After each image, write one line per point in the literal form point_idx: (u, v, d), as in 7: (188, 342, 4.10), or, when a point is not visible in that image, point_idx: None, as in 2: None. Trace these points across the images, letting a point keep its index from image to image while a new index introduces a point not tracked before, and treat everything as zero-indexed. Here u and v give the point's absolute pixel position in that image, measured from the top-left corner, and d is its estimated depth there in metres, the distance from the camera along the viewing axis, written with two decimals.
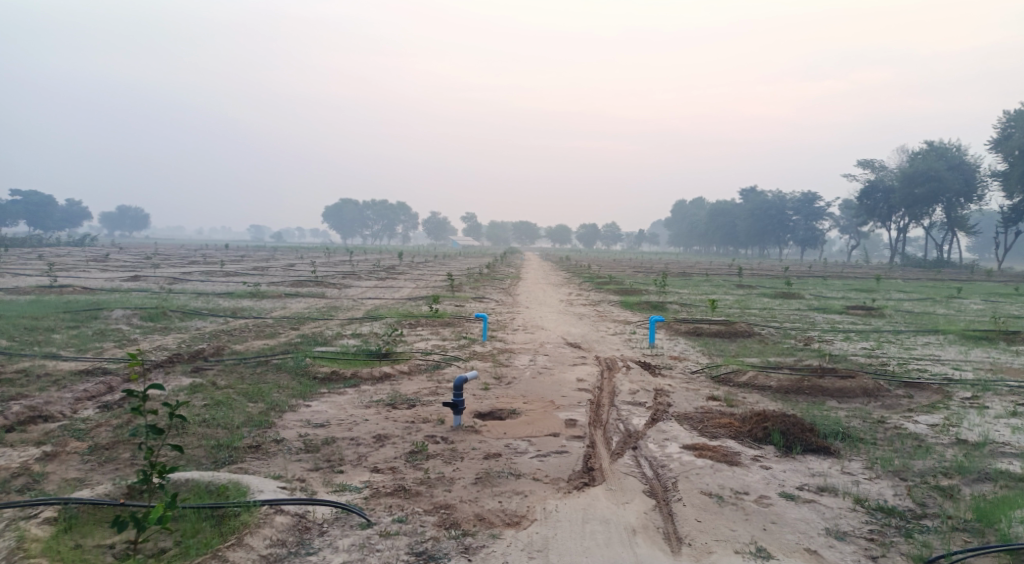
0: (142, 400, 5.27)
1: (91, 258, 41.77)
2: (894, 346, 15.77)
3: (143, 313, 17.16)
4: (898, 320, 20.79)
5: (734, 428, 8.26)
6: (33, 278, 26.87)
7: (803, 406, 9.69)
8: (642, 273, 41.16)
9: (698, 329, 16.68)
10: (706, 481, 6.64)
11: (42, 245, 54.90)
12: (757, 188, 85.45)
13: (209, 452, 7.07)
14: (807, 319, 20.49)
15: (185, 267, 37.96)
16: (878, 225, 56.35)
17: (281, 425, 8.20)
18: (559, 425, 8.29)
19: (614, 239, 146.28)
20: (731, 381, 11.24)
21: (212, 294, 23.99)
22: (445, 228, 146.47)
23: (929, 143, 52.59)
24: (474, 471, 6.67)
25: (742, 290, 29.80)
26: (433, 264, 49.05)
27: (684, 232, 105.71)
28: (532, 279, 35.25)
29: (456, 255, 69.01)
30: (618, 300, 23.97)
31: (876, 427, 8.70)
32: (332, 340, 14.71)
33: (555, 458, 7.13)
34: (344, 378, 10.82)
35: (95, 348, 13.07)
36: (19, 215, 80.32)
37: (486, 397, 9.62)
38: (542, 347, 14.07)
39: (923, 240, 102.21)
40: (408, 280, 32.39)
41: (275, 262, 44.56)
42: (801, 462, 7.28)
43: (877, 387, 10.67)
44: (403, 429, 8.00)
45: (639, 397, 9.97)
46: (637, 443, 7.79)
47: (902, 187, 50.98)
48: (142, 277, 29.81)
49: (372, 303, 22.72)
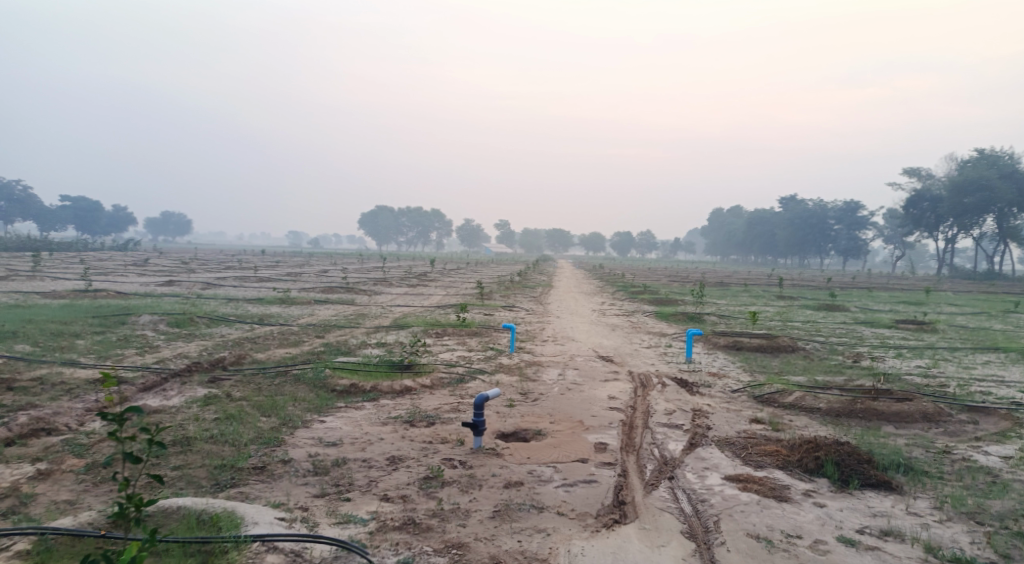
0: (118, 423, 4.75)
1: (131, 263, 42.46)
2: (951, 365, 14.66)
3: (170, 319, 16.99)
4: (952, 336, 19.55)
5: (781, 457, 7.49)
6: (72, 282, 27.25)
7: (857, 433, 8.84)
8: (677, 282, 40.14)
9: (738, 343, 15.79)
10: (752, 521, 5.91)
11: (87, 250, 56.32)
12: (796, 196, 83.35)
13: (210, 473, 6.62)
14: (855, 334, 19.39)
15: (220, 272, 38.35)
16: (925, 235, 54.15)
17: (291, 443, 7.71)
18: (587, 450, 7.64)
19: (650, 248, 144.48)
20: (776, 403, 10.40)
21: (242, 299, 23.90)
22: (478, 236, 146.71)
23: (982, 149, 50.48)
24: (492, 502, 6.06)
25: (783, 302, 28.62)
26: (466, 271, 48.80)
27: (722, 242, 103.90)
28: (565, 287, 34.69)
29: (490, 263, 68.65)
30: (653, 311, 23.13)
31: (940, 459, 7.81)
32: (355, 349, 14.29)
33: (583, 489, 6.46)
34: (362, 392, 10.32)
35: (115, 355, 12.83)
36: (67, 220, 82.67)
37: (509, 415, 9.02)
38: (572, 360, 13.41)
39: (972, 250, 98.64)
40: (438, 288, 32.07)
41: (308, 268, 44.60)
42: (859, 500, 6.48)
43: (937, 412, 9.74)
44: (419, 451, 7.43)
45: (675, 418, 9.25)
46: (673, 472, 7.08)
47: (949, 197, 48.91)
48: (176, 282, 30.02)
49: (401, 310, 22.33)
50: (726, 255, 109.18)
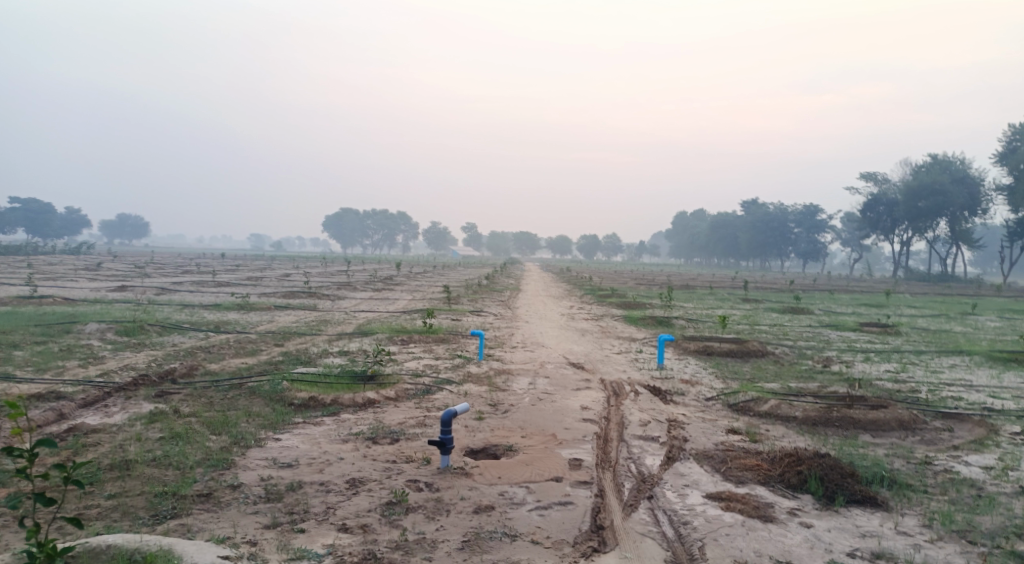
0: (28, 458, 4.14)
1: (82, 267, 40.67)
2: (919, 369, 14.66)
3: (119, 327, 16.06)
4: (916, 338, 19.74)
5: (763, 472, 7.19)
6: (16, 288, 25.85)
7: (836, 443, 8.62)
8: (645, 285, 40.22)
9: (708, 348, 15.58)
10: (738, 547, 5.58)
11: (38, 254, 53.96)
12: (758, 200, 84.59)
13: (149, 503, 6.00)
14: (822, 337, 19.39)
15: (176, 276, 37.03)
16: (881, 238, 55.35)
17: (242, 465, 7.10)
18: (561, 466, 7.23)
19: (615, 250, 145.60)
20: (751, 411, 10.15)
21: (198, 305, 22.90)
22: (444, 237, 145.92)
23: (935, 154, 51.72)
24: (461, 531, 5.61)
25: (748, 305, 28.70)
26: (432, 274, 48.03)
27: (686, 245, 104.95)
28: (533, 290, 34.36)
29: (456, 266, 67.81)
30: (621, 314, 22.86)
31: (922, 470, 7.60)
32: (316, 358, 13.64)
33: (558, 512, 6.05)
34: (322, 405, 9.75)
35: (56, 367, 11.97)
36: (17, 224, 79.30)
37: (478, 430, 8.55)
38: (542, 368, 13.01)
39: (926, 253, 101.59)
40: (404, 292, 31.37)
41: (269, 272, 43.39)
42: (846, 519, 6.20)
43: (913, 419, 9.58)
44: (381, 472, 6.92)
45: (651, 429, 8.89)
46: (652, 491, 6.71)
47: (905, 201, 50.04)
48: (129, 287, 28.76)
49: (365, 316, 21.70)
50: (689, 258, 110.38)
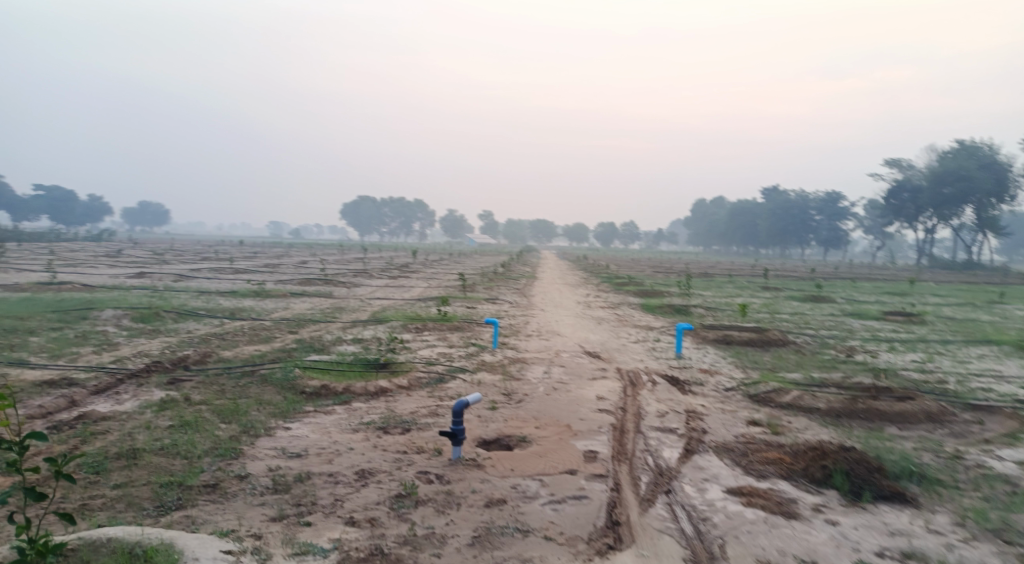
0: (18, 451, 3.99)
1: (103, 254, 41.03)
2: (946, 359, 14.21)
3: (134, 314, 16.08)
4: (942, 328, 19.20)
5: (785, 466, 6.93)
6: (37, 274, 26.05)
7: (861, 436, 8.32)
8: (662, 273, 39.73)
9: (728, 338, 15.24)
10: (761, 545, 5.35)
11: (61, 241, 54.53)
12: (778, 188, 83.36)
13: (154, 493, 5.88)
14: (844, 326, 18.93)
15: (195, 263, 37.26)
16: (905, 225, 54.21)
17: (250, 455, 6.97)
18: (576, 459, 7.01)
19: (632, 239, 144.58)
20: (773, 402, 9.84)
21: (214, 292, 22.93)
22: (461, 225, 145.88)
23: (962, 140, 50.51)
24: (471, 526, 5.43)
25: (768, 293, 28.19)
26: (448, 262, 47.92)
27: (704, 233, 103.94)
28: (549, 278, 34.09)
29: (472, 254, 67.46)
30: (638, 303, 22.53)
31: (953, 465, 7.29)
32: (329, 346, 13.54)
33: (572, 507, 5.84)
34: (334, 394, 9.62)
35: (70, 354, 11.97)
36: (42, 211, 80.26)
37: (491, 420, 8.36)
38: (558, 357, 12.77)
39: (950, 242, 99.76)
40: (420, 280, 31.23)
41: (286, 260, 43.61)
42: (874, 517, 5.93)
43: (941, 411, 9.23)
44: (392, 463, 6.75)
45: (668, 420, 8.65)
46: (670, 485, 6.48)
47: (929, 187, 48.91)
48: (147, 274, 28.89)
49: (380, 303, 21.60)
50: (707, 246, 109.24)
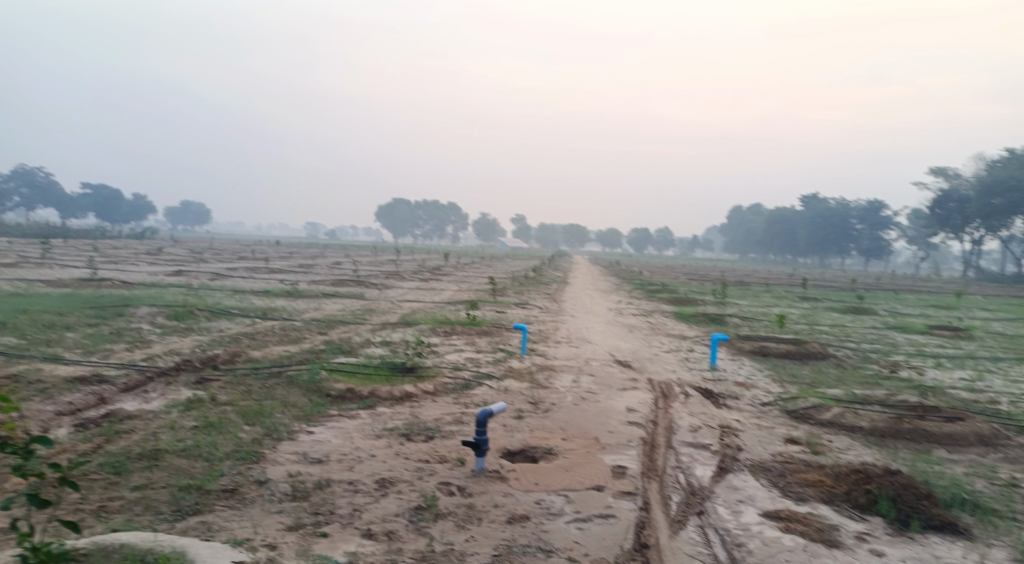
0: (21, 455, 3.91)
1: (145, 252, 41.95)
2: (998, 378, 13.49)
3: (169, 312, 16.25)
4: (992, 344, 18.33)
5: (826, 489, 6.55)
6: (79, 270, 26.66)
7: (907, 458, 7.86)
8: (697, 281, 39.01)
9: (765, 349, 14.74)
10: None
11: (106, 238, 55.99)
12: (818, 196, 81.42)
13: (172, 497, 5.79)
14: (888, 340, 18.20)
15: (231, 262, 37.80)
16: (951, 237, 52.35)
17: (271, 459, 6.86)
18: (603, 474, 6.74)
19: (666, 245, 142.99)
20: (812, 420, 9.40)
21: (248, 291, 23.15)
22: (494, 229, 146.08)
23: (1013, 150, 48.62)
24: (492, 543, 5.21)
25: (807, 303, 27.40)
26: (480, 266, 47.87)
27: (740, 241, 102.14)
28: (581, 284, 33.73)
29: (504, 258, 67.29)
30: (672, 311, 22.06)
31: (1009, 494, 6.80)
32: (357, 348, 13.46)
33: (599, 526, 5.58)
34: (359, 398, 9.50)
35: (104, 350, 12.12)
36: (89, 209, 82.70)
37: (517, 430, 8.12)
38: (587, 365, 12.49)
39: (999, 254, 96.23)
40: (451, 283, 31.13)
41: (321, 260, 44.07)
42: (924, 548, 5.53)
43: (994, 434, 8.69)
44: (413, 473, 6.56)
45: (701, 436, 8.30)
46: (702, 506, 6.16)
47: (977, 198, 47.15)
48: (185, 272, 29.39)
49: (410, 305, 21.56)
50: (744, 253, 107.56)
